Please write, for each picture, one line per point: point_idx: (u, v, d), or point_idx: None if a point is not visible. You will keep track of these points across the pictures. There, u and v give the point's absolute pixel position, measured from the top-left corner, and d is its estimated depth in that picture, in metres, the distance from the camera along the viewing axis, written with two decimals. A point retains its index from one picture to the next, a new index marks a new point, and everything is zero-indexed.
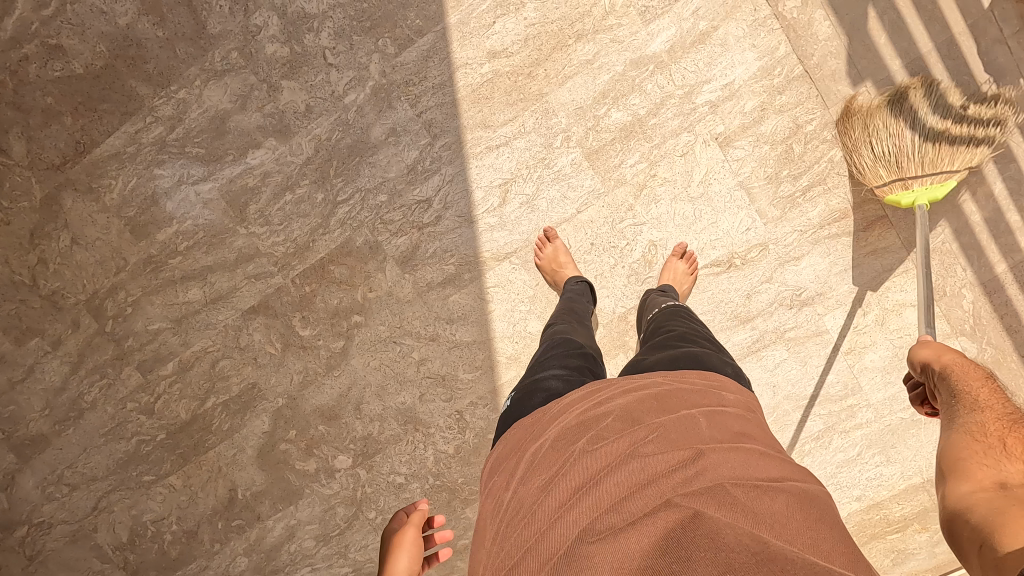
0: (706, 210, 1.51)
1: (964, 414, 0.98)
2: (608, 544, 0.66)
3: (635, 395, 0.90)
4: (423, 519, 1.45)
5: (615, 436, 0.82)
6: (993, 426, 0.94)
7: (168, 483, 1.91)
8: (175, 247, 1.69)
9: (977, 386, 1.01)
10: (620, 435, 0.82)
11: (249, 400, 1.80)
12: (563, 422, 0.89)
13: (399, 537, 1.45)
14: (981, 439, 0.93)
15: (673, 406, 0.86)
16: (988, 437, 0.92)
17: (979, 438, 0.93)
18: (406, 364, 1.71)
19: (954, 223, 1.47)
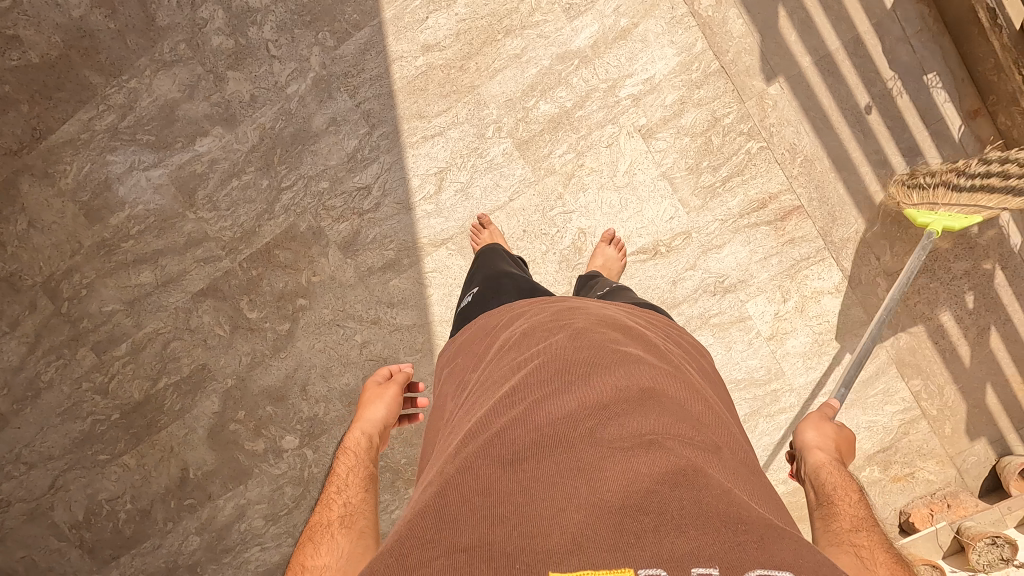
0: (631, 198, 1.58)
1: (836, 510, 0.93)
2: (620, 463, 0.74)
3: (611, 339, 0.99)
4: (405, 379, 1.40)
5: (596, 372, 0.90)
6: (863, 526, 0.90)
7: (123, 462, 1.97)
8: (127, 231, 1.75)
9: (844, 483, 0.98)
10: (596, 370, 0.90)
11: (200, 381, 1.86)
12: (545, 351, 0.96)
13: (378, 391, 1.38)
14: (855, 534, 0.88)
15: (639, 355, 0.96)
16: (858, 533, 0.88)
17: (852, 531, 0.88)
18: (349, 346, 1.78)
19: (867, 214, 1.53)
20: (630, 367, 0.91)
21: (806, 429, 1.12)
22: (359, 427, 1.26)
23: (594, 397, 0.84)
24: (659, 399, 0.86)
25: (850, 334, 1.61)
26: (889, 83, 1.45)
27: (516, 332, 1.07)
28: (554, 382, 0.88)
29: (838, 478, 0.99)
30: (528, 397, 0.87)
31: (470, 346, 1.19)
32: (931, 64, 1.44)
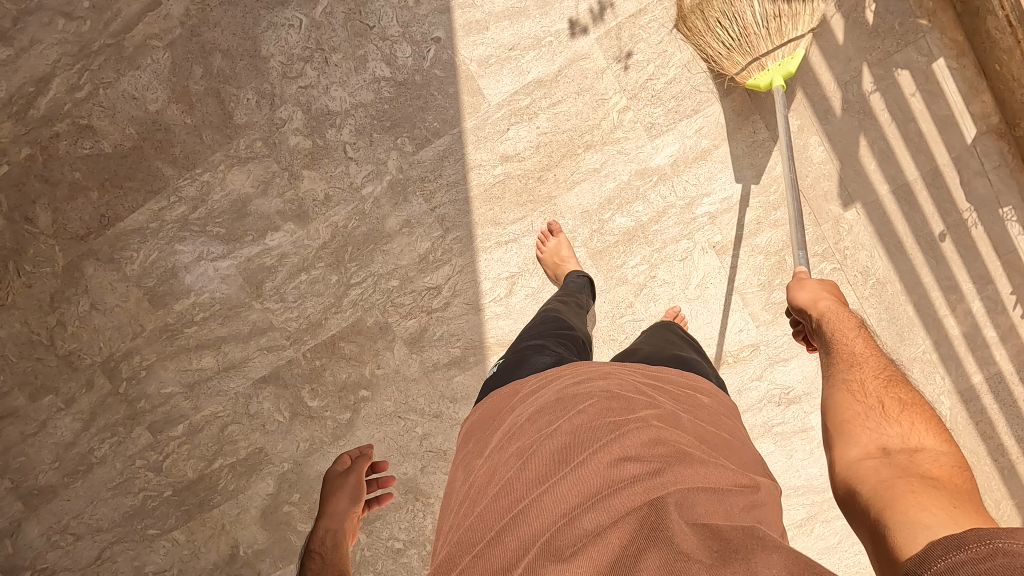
0: (702, 310, 1.59)
1: (841, 370, 1.01)
2: (594, 547, 0.72)
3: (619, 414, 0.92)
4: (362, 464, 1.66)
5: (575, 447, 0.86)
6: (871, 384, 0.97)
7: (171, 537, 1.97)
8: (191, 318, 1.75)
9: (851, 336, 1.05)
10: (599, 464, 0.82)
11: (255, 463, 1.86)
12: (545, 439, 0.89)
13: (340, 481, 1.65)
14: (862, 399, 0.95)
15: (647, 433, 0.87)
16: (868, 397, 0.95)
17: (859, 397, 0.95)
18: (409, 438, 1.78)
19: (935, 335, 1.55)
20: (635, 454, 0.83)
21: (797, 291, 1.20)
22: (324, 522, 1.58)
23: (594, 503, 0.77)
24: (666, 492, 0.77)
25: None
26: (964, 214, 1.48)
27: (522, 412, 1.00)
28: (557, 486, 0.81)
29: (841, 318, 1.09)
30: (527, 504, 0.80)
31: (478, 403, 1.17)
32: (1008, 197, 1.46)
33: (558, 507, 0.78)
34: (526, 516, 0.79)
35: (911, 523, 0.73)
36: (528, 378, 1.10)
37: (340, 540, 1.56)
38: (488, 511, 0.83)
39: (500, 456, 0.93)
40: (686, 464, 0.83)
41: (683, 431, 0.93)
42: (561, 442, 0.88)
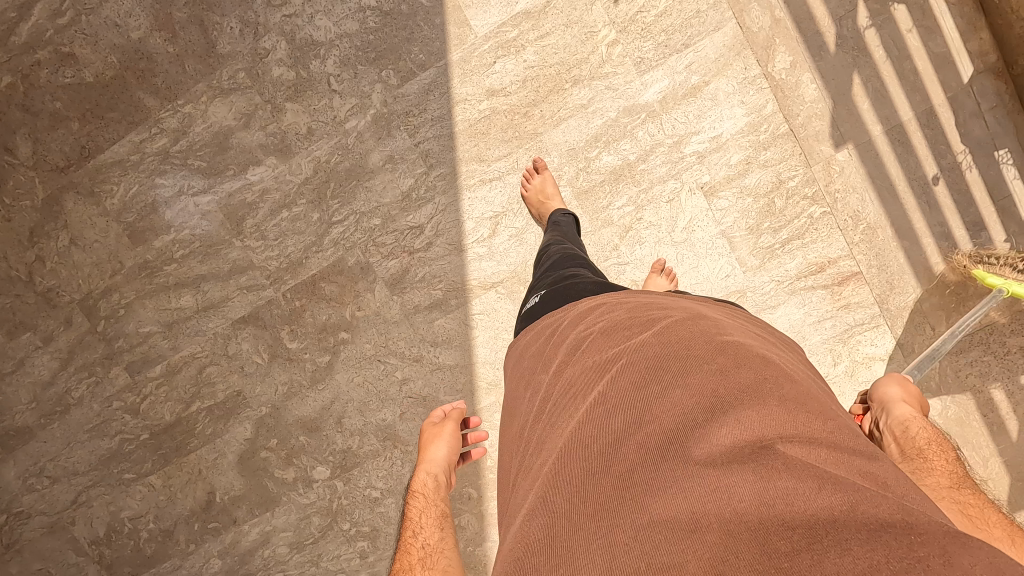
0: (688, 254, 1.56)
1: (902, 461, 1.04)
2: (719, 440, 0.79)
3: (711, 333, 0.99)
4: (460, 416, 1.54)
5: (675, 357, 0.93)
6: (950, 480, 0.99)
7: (148, 482, 1.96)
8: (171, 255, 1.73)
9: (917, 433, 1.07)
10: (684, 368, 0.91)
11: (233, 407, 1.84)
12: (631, 356, 0.97)
13: (436, 431, 1.52)
14: (954, 488, 0.96)
15: (725, 342, 0.96)
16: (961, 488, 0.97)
17: (952, 487, 0.97)
18: (389, 382, 1.76)
19: (924, 285, 1.53)
20: (720, 359, 0.91)
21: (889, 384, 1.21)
22: (424, 468, 1.42)
23: (690, 400, 0.85)
24: (751, 385, 0.86)
25: None
26: (959, 157, 1.44)
27: (606, 334, 1.07)
28: (650, 392, 0.89)
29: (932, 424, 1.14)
30: (625, 408, 0.88)
31: (538, 329, 1.25)
32: (1004, 140, 1.43)
33: (654, 409, 0.86)
34: (624, 419, 0.87)
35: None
36: (592, 309, 1.18)
37: (441, 485, 1.39)
38: (587, 419, 0.90)
39: (585, 375, 1.01)
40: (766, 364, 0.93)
41: (753, 342, 1.03)
42: (646, 355, 0.96)
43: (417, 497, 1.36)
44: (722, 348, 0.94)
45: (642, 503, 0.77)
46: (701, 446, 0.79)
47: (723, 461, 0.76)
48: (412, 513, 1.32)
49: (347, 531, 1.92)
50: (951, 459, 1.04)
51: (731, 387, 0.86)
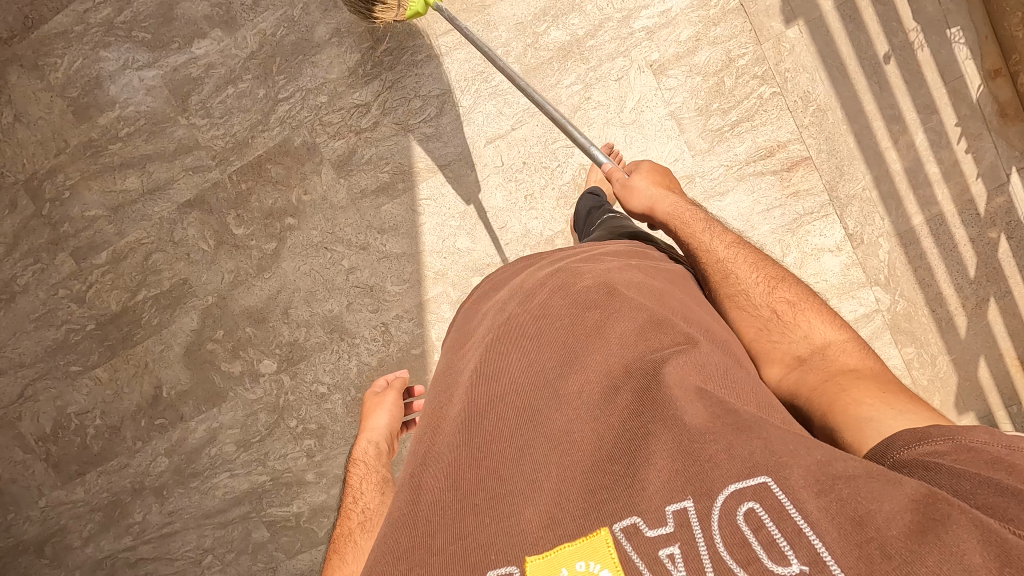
0: (637, 137, 1.53)
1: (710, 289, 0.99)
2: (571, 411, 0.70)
3: (577, 291, 0.90)
4: (404, 386, 1.37)
5: (536, 326, 0.84)
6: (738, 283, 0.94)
7: (94, 375, 1.93)
8: (116, 133, 1.70)
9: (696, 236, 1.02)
10: (539, 321, 0.84)
11: (180, 296, 1.82)
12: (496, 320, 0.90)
13: (377, 401, 1.33)
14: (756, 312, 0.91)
15: (587, 286, 0.89)
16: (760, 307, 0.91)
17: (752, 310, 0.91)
18: (335, 272, 1.74)
19: (875, 171, 1.50)
20: (578, 308, 0.85)
21: (633, 194, 1.14)
22: (365, 436, 1.20)
23: (543, 354, 0.79)
24: (606, 329, 0.81)
25: (847, 296, 1.59)
26: (912, 34, 1.44)
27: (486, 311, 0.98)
28: (505, 349, 0.82)
29: (680, 208, 1.07)
30: (479, 370, 0.81)
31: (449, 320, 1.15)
32: (956, 17, 1.42)
33: (505, 363, 0.79)
34: (478, 381, 0.80)
35: (867, 412, 0.71)
36: (481, 296, 1.12)
37: (385, 448, 1.18)
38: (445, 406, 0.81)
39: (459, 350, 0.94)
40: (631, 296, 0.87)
41: (629, 272, 0.96)
42: (505, 316, 0.89)
43: (361, 464, 1.13)
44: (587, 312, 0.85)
45: (494, 465, 0.68)
46: (547, 395, 0.74)
47: (565, 431, 0.69)
48: (353, 482, 1.08)
49: (294, 429, 1.90)
50: (720, 238, 1.00)
51: (582, 338, 0.80)
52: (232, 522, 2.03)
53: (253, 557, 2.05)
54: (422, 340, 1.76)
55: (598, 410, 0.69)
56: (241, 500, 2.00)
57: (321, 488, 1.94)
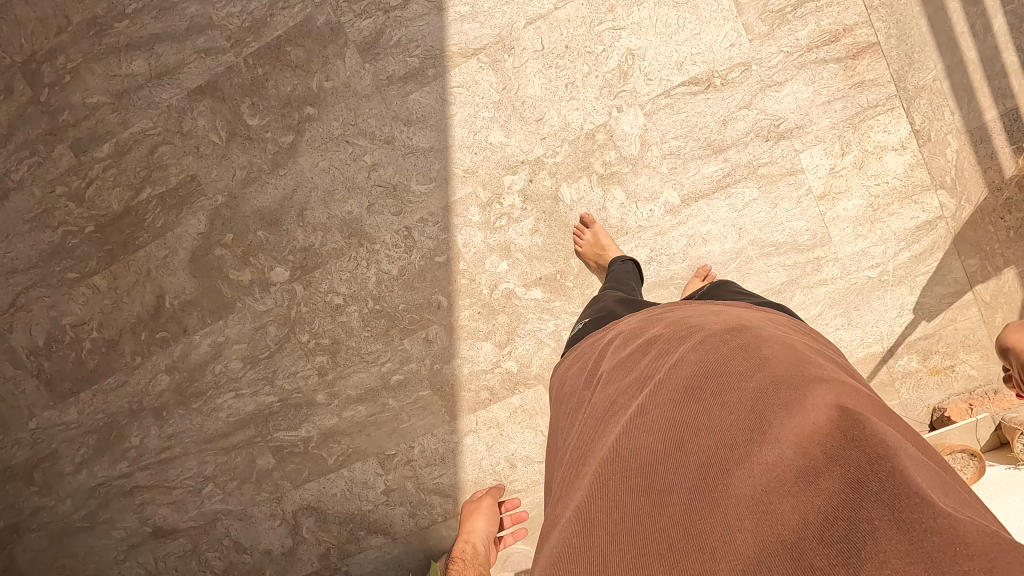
0: (690, 18, 1.46)
1: None
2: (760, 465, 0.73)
3: (749, 352, 0.93)
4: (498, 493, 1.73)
5: (712, 382, 0.88)
6: None
7: (93, 283, 1.80)
8: (123, 10, 1.61)
9: None
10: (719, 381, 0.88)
11: (187, 195, 1.69)
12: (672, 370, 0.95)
13: (475, 505, 1.72)
14: None
15: (765, 354, 0.92)
16: None
17: None
18: (357, 169, 1.62)
19: (947, 59, 1.41)
20: (761, 373, 0.86)
21: None
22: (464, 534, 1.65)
23: (732, 414, 0.82)
24: (793, 391, 0.82)
25: (908, 201, 1.48)
26: None
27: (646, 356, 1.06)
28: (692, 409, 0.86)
29: None
30: (667, 426, 0.85)
31: (575, 349, 1.29)
32: None
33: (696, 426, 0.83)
34: (669, 434, 0.85)
35: None
36: (635, 327, 1.18)
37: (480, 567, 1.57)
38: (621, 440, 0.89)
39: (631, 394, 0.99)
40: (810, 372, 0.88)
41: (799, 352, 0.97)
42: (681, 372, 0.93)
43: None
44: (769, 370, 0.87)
45: (681, 512, 0.75)
46: (736, 459, 0.76)
47: (760, 486, 0.71)
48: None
49: (305, 345, 1.77)
50: None
51: (772, 402, 0.81)
52: (236, 448, 1.90)
53: (257, 486, 1.93)
54: (448, 247, 1.65)
55: (792, 475, 0.70)
56: (245, 424, 1.87)
57: (333, 411, 1.82)
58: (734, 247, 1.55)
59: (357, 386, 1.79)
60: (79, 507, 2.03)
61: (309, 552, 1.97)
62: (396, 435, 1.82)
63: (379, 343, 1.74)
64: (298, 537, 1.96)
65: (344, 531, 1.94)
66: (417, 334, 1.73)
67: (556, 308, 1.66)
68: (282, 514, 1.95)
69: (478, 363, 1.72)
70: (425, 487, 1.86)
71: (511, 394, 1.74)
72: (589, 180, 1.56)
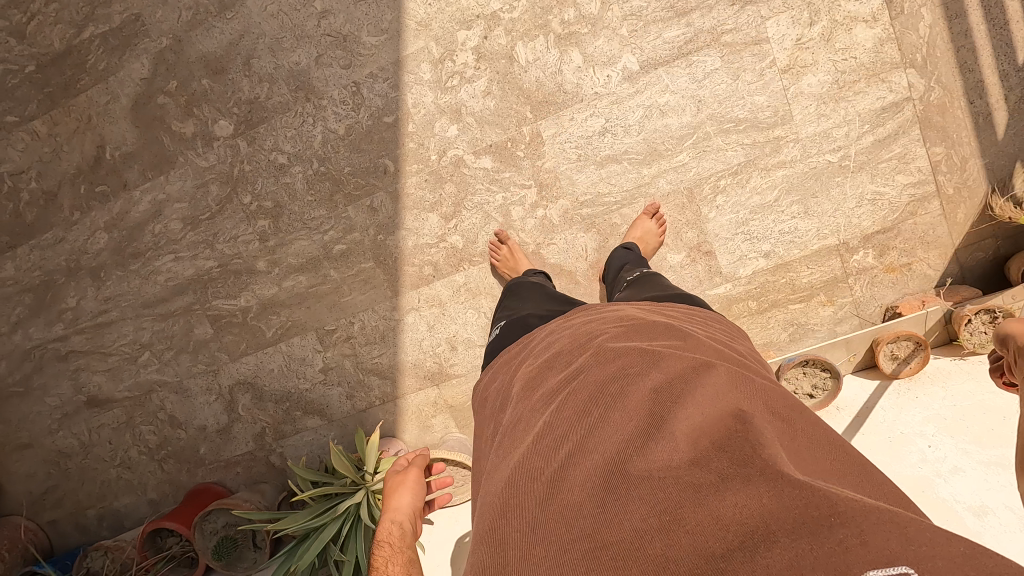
0: None
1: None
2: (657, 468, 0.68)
3: (653, 359, 0.90)
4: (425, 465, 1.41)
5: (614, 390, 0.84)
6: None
7: (31, 129, 1.74)
8: None
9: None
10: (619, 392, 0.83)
11: (130, 36, 1.64)
12: (578, 383, 0.90)
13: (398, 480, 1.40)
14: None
15: (666, 359, 0.89)
16: None
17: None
18: (306, 16, 1.56)
19: None
20: (662, 381, 0.83)
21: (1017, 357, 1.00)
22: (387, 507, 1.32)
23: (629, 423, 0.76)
24: (688, 394, 0.79)
25: (876, 79, 1.42)
26: None
27: (553, 366, 1.01)
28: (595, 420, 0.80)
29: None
30: (561, 433, 0.80)
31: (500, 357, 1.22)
32: None
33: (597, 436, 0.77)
34: (566, 442, 0.79)
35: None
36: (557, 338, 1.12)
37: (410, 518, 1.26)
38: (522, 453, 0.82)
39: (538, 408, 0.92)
40: (719, 374, 0.85)
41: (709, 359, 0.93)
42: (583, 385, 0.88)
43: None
44: (669, 376, 0.84)
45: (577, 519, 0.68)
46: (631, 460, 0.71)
47: (655, 485, 0.66)
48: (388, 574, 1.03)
49: (247, 207, 1.72)
50: None
51: (662, 409, 0.77)
52: (174, 316, 1.85)
53: (194, 357, 1.89)
54: (397, 107, 1.58)
55: (688, 480, 0.65)
56: (184, 290, 1.82)
57: (273, 280, 1.77)
58: (692, 120, 1.49)
59: (299, 254, 1.73)
60: (14, 371, 1.99)
61: (245, 431, 1.94)
62: (336, 309, 1.77)
63: (323, 210, 1.69)
64: (234, 415, 1.93)
65: (280, 410, 1.90)
66: (363, 202, 1.67)
67: (505, 179, 1.59)
68: (219, 389, 1.91)
69: (423, 236, 1.67)
70: (364, 367, 1.81)
71: (456, 271, 1.69)
72: (547, 39, 1.50)
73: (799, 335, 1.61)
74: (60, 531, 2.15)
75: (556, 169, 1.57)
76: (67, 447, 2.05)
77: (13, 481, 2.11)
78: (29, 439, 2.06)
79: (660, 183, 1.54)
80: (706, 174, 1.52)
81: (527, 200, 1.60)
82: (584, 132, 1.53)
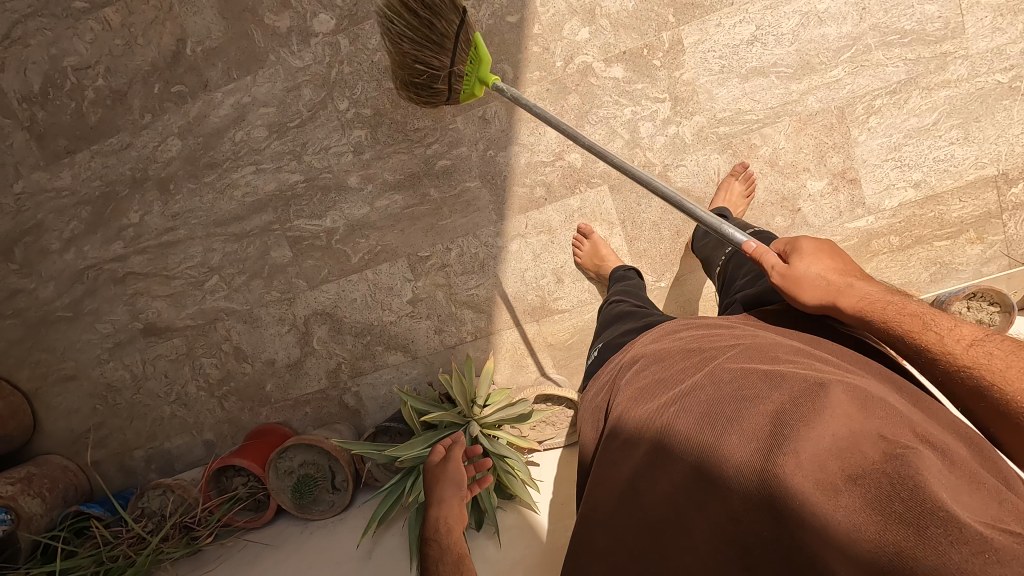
0: None
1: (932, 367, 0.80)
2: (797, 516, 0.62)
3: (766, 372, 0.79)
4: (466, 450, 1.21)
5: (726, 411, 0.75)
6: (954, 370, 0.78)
7: (104, 18, 1.57)
8: None
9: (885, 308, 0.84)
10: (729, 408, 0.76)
11: None
12: (683, 401, 0.81)
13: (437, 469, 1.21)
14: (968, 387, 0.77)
15: (782, 372, 0.78)
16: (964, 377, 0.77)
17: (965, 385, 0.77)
18: None
19: None
20: (781, 399, 0.73)
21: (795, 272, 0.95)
22: (435, 505, 1.11)
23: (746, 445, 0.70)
24: (819, 415, 0.68)
25: None
26: None
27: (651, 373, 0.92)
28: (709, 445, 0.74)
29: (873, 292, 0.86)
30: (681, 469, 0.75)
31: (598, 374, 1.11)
32: None
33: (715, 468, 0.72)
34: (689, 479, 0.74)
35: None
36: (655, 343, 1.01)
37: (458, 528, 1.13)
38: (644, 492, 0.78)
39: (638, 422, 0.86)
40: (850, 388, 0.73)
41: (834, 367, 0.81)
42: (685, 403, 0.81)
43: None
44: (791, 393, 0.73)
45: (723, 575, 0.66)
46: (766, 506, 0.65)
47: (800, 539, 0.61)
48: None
49: (343, 115, 1.56)
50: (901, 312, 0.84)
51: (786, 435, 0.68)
52: (250, 236, 1.69)
53: (267, 283, 1.73)
54: (521, 5, 1.44)
55: (832, 535, 0.59)
56: (264, 207, 1.66)
57: (364, 199, 1.62)
58: (853, 31, 1.37)
59: (396, 170, 1.58)
60: (64, 293, 1.82)
61: (318, 367, 1.79)
62: (433, 234, 1.62)
63: (428, 120, 1.54)
64: (307, 349, 1.78)
65: (360, 345, 1.75)
66: (474, 113, 1.52)
67: (636, 92, 1.46)
68: (292, 320, 1.75)
69: (539, 153, 1.53)
70: (457, 299, 1.67)
71: (570, 195, 1.55)
72: None
73: (940, 276, 1.49)
74: (101, 474, 1.98)
75: (693, 81, 1.44)
76: (117, 380, 1.89)
77: (53, 417, 1.94)
78: (74, 370, 1.89)
79: (809, 100, 1.42)
80: (861, 91, 1.40)
81: (659, 115, 1.47)
82: (731, 40, 1.40)
